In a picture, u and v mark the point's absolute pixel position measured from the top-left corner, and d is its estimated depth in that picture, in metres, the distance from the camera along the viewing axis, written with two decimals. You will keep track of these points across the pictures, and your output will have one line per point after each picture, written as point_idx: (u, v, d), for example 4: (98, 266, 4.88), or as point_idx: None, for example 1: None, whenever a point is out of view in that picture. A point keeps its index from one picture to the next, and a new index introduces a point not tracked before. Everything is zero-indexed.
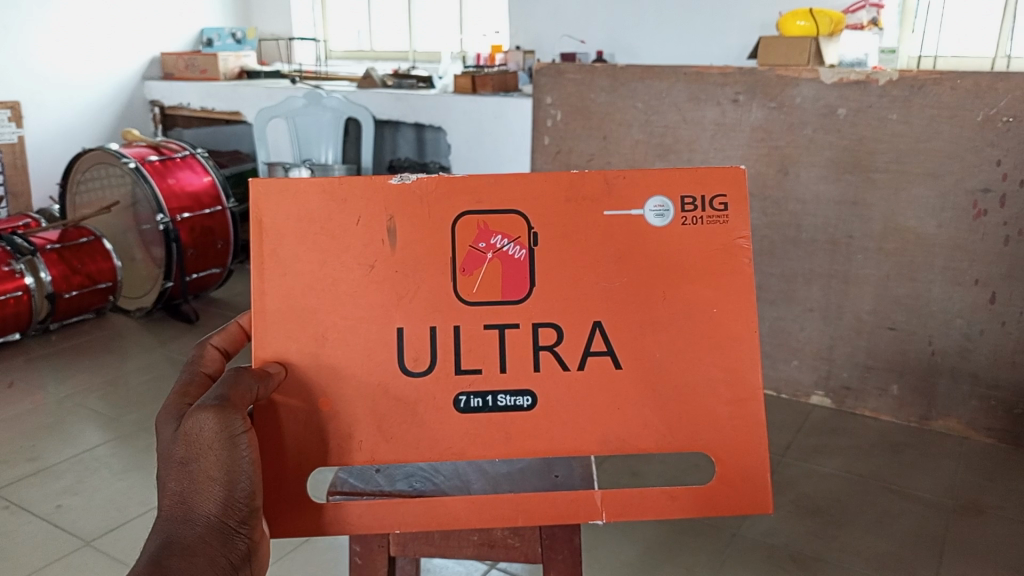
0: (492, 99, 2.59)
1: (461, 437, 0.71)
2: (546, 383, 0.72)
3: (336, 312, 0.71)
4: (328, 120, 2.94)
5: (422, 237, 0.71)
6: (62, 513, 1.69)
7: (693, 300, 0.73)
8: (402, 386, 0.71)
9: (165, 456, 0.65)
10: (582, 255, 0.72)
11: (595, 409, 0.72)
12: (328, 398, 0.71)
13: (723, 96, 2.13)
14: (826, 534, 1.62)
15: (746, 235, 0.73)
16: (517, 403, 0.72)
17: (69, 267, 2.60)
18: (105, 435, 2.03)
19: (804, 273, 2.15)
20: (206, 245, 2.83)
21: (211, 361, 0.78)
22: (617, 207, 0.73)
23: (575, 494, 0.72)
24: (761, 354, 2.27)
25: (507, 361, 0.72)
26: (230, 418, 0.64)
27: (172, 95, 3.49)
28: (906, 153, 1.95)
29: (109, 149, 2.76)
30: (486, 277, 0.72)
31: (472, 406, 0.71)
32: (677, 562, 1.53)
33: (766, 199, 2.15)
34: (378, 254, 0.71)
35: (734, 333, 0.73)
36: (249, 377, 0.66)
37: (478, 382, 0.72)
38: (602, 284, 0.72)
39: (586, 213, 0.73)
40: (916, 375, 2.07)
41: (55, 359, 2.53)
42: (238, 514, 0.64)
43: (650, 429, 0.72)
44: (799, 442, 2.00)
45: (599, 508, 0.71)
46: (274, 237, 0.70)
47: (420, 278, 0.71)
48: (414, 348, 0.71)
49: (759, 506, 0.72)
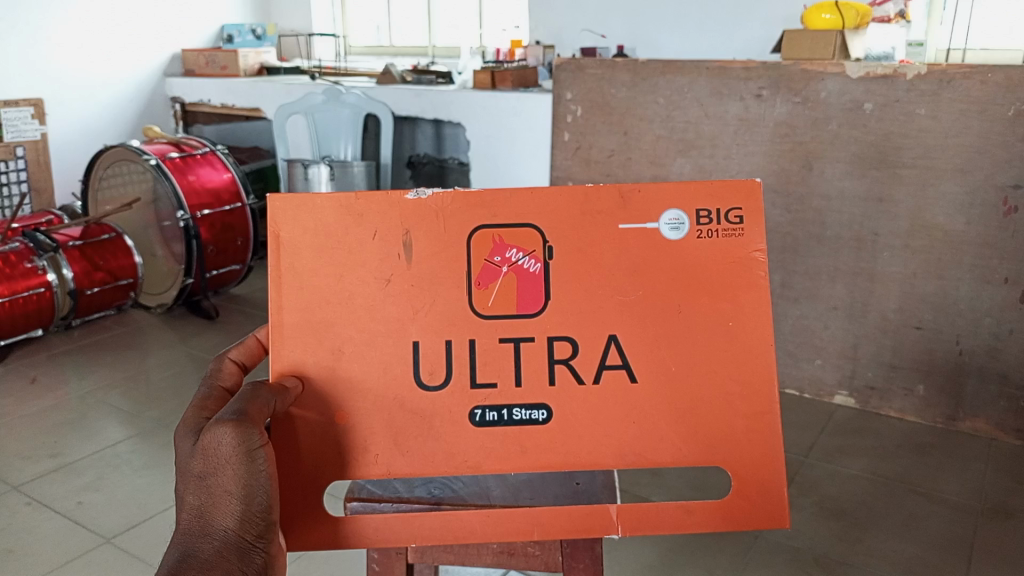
0: (511, 95, 2.57)
1: (477, 451, 0.70)
2: (561, 397, 0.71)
3: (351, 326, 0.70)
4: (347, 116, 2.95)
5: (437, 251, 0.70)
6: (83, 509, 1.70)
7: (708, 313, 0.72)
8: (418, 399, 0.70)
9: (182, 471, 0.64)
10: (597, 267, 0.71)
11: (610, 423, 0.71)
12: (344, 412, 0.70)
13: (746, 91, 2.09)
14: (851, 537, 1.60)
15: (762, 248, 0.72)
16: (532, 417, 0.71)
17: (91, 263, 2.61)
18: (126, 431, 2.04)
19: (829, 270, 2.11)
20: (226, 241, 2.84)
21: (229, 374, 0.77)
22: (632, 220, 0.72)
23: (592, 509, 0.70)
24: (784, 352, 2.24)
25: (523, 374, 0.71)
26: (248, 431, 0.63)
27: (193, 92, 3.50)
28: (933, 149, 1.91)
29: (130, 146, 2.77)
30: (501, 291, 0.71)
31: (487, 420, 0.70)
32: (697, 565, 1.51)
33: (790, 195, 2.11)
34: (394, 268, 0.70)
35: (751, 346, 0.72)
36: (266, 392, 0.66)
37: (494, 396, 0.71)
38: (617, 297, 0.71)
39: (601, 226, 0.72)
40: (943, 375, 2.03)
41: (78, 355, 2.54)
42: (255, 529, 0.63)
43: (667, 444, 0.71)
44: (823, 442, 1.97)
45: (615, 522, 0.70)
46: (291, 253, 0.70)
47: (433, 291, 0.70)
48: (429, 362, 0.70)
49: (779, 522, 0.70)
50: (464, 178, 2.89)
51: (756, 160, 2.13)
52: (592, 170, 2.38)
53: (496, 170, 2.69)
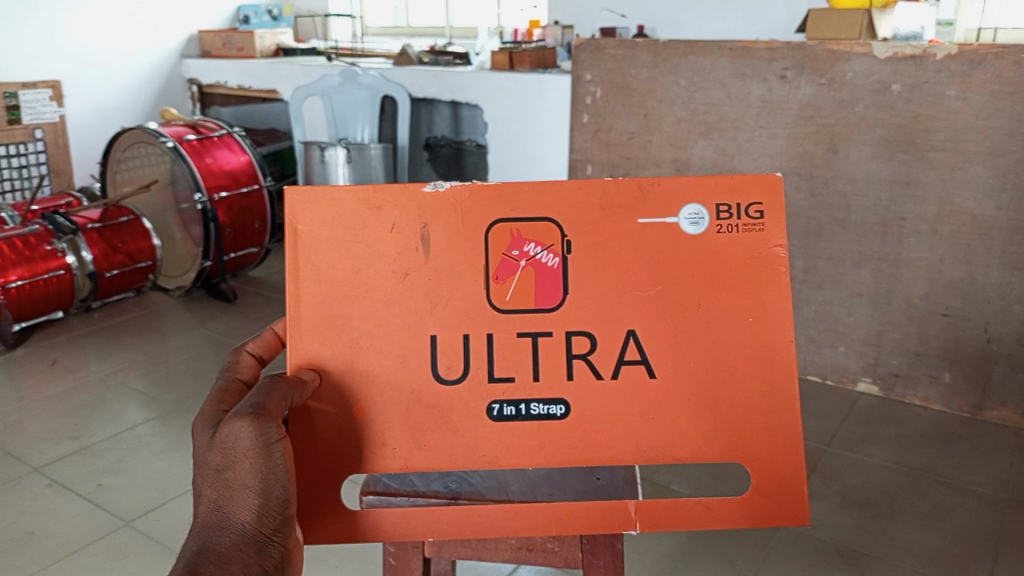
0: (530, 76, 2.53)
1: (495, 445, 0.69)
2: (580, 392, 0.69)
3: (367, 319, 0.68)
4: (364, 98, 2.92)
5: (455, 245, 0.69)
6: (103, 492, 1.71)
7: (728, 309, 0.70)
8: (435, 393, 0.69)
9: (200, 464, 0.63)
10: (616, 261, 0.69)
11: (629, 418, 0.69)
12: (362, 406, 0.68)
13: (770, 72, 2.05)
14: (874, 527, 1.57)
15: (782, 244, 0.70)
16: (551, 412, 0.69)
17: (110, 246, 2.62)
18: (146, 413, 2.05)
19: (853, 256, 2.07)
20: (244, 224, 2.83)
21: (246, 367, 0.75)
22: (652, 214, 0.70)
23: (610, 504, 0.69)
24: (806, 338, 2.20)
25: (541, 369, 0.69)
26: (266, 424, 0.62)
27: (210, 73, 3.49)
28: (963, 132, 1.86)
29: (147, 128, 2.76)
30: (519, 285, 0.69)
31: (505, 414, 0.69)
32: (717, 555, 1.49)
33: (814, 178, 2.07)
34: (411, 261, 0.68)
35: (773, 343, 0.69)
36: (284, 385, 0.64)
37: (512, 390, 0.69)
38: (635, 292, 0.69)
39: (620, 220, 0.70)
40: (969, 363, 1.99)
41: (98, 337, 2.56)
42: (272, 522, 0.62)
43: (687, 440, 0.69)
44: (845, 431, 1.95)
45: (633, 518, 0.68)
46: (310, 246, 0.68)
47: (448, 284, 0.69)
48: (447, 356, 0.69)
49: (799, 518, 0.69)
50: (482, 161, 2.91)
51: (779, 143, 2.09)
52: (611, 153, 2.34)
53: (514, 153, 2.65)
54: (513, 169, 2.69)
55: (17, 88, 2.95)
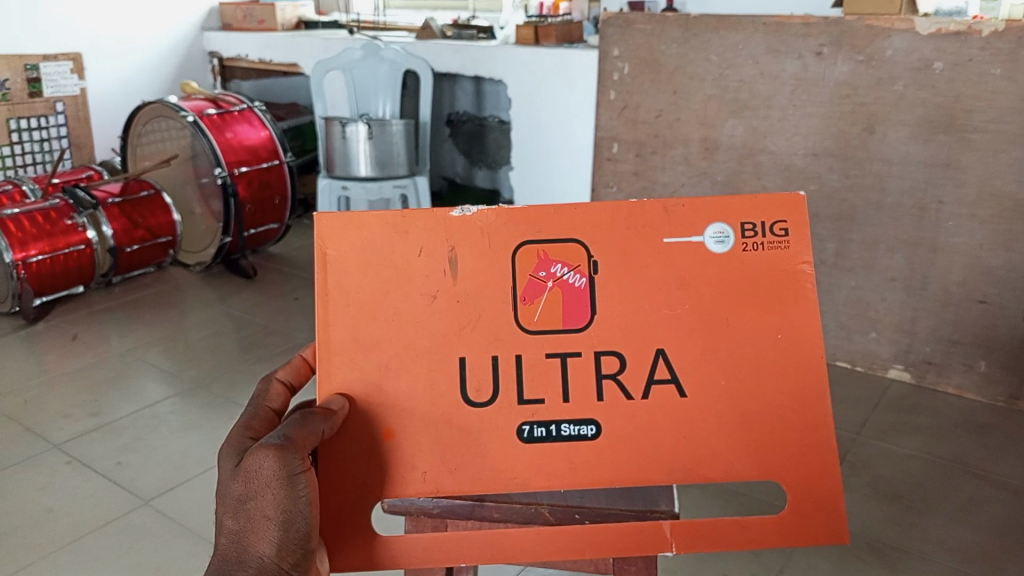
0: (555, 52, 2.46)
1: (527, 468, 0.66)
2: (610, 412, 0.67)
3: (396, 342, 0.66)
4: (386, 72, 2.87)
5: (485, 268, 0.67)
6: (122, 471, 1.70)
7: (755, 327, 0.68)
8: (464, 416, 0.66)
9: (224, 493, 0.63)
10: (641, 281, 0.68)
11: (659, 437, 0.66)
12: (390, 429, 0.66)
13: (806, 48, 1.98)
14: (905, 521, 1.53)
15: (808, 261, 0.68)
16: (581, 433, 0.66)
17: (130, 221, 2.61)
18: (166, 390, 2.04)
19: (887, 240, 2.01)
20: (264, 200, 2.81)
21: (276, 396, 0.74)
22: (676, 235, 0.68)
23: (643, 524, 0.66)
24: (836, 324, 2.15)
25: (571, 390, 0.67)
26: (289, 456, 0.61)
27: (231, 46, 3.45)
28: (1008, 113, 1.79)
29: (167, 102, 2.74)
30: (547, 306, 0.67)
31: (536, 436, 0.66)
32: (743, 546, 1.46)
33: (849, 160, 2.00)
34: (440, 284, 0.67)
35: (803, 359, 0.67)
36: (317, 419, 0.62)
37: (542, 411, 0.66)
38: (663, 311, 0.68)
39: (645, 241, 0.68)
40: (1006, 352, 1.93)
41: (119, 312, 2.55)
42: (292, 556, 0.61)
43: (722, 458, 0.66)
44: (875, 420, 1.90)
45: (669, 540, 0.66)
46: (338, 271, 0.66)
47: (474, 300, 0.67)
48: (476, 378, 0.66)
49: (837, 535, 0.66)
50: (503, 137, 2.88)
51: (813, 123, 2.03)
52: (639, 131, 2.29)
53: (536, 130, 2.60)
54: (535, 147, 2.63)
55: (38, 60, 2.93)
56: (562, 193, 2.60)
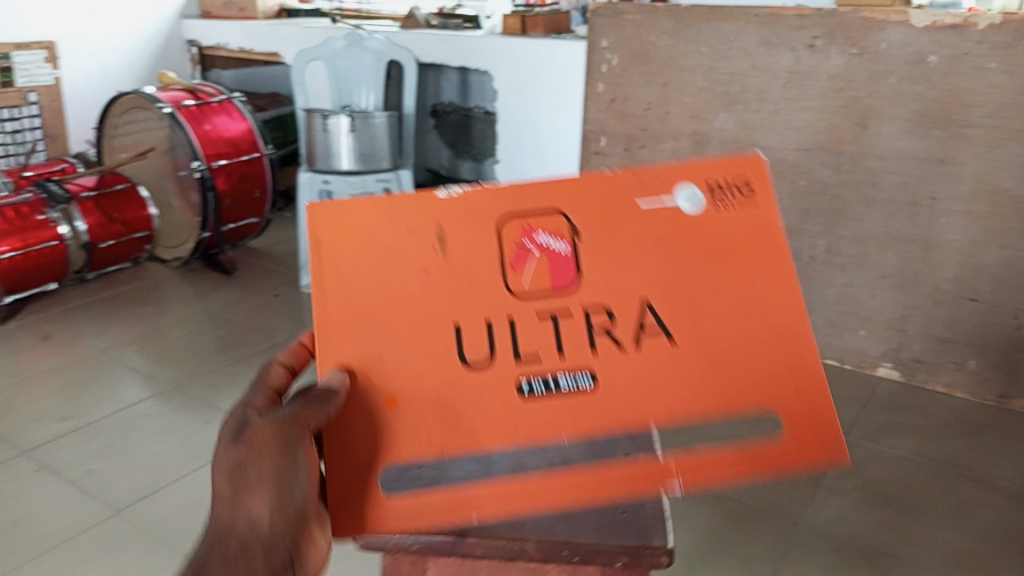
0: (543, 42, 2.39)
1: (530, 427, 0.62)
2: (607, 368, 0.64)
3: (390, 311, 0.63)
4: (370, 63, 2.78)
5: (474, 239, 0.64)
6: (93, 478, 1.64)
7: (735, 278, 0.66)
8: (460, 384, 0.62)
9: (217, 455, 0.60)
10: (623, 244, 0.66)
11: (657, 389, 0.64)
12: (391, 397, 0.62)
13: (799, 41, 1.93)
14: (897, 526, 1.50)
15: (776, 215, 0.68)
16: (579, 388, 0.63)
17: (105, 215, 2.54)
18: (141, 392, 1.98)
19: (879, 236, 1.97)
20: (244, 193, 2.74)
21: (277, 378, 0.67)
22: (649, 199, 0.67)
23: (652, 469, 0.62)
24: (827, 321, 2.11)
25: (565, 347, 0.64)
26: (290, 429, 0.59)
27: (210, 35, 3.37)
28: (1004, 108, 1.75)
29: (143, 92, 2.66)
30: (536, 271, 0.64)
31: (537, 395, 0.63)
32: (734, 554, 1.42)
33: (841, 154, 1.96)
34: (431, 258, 0.64)
35: (784, 304, 0.66)
36: (319, 400, 0.59)
37: (540, 370, 0.63)
38: (647, 269, 0.66)
39: (622, 207, 0.67)
40: (998, 350, 1.90)
41: (93, 309, 2.48)
42: (286, 525, 0.59)
43: (720, 401, 0.63)
44: (866, 420, 1.86)
45: (675, 479, 0.62)
46: (331, 254, 0.63)
47: (460, 265, 0.64)
48: (472, 341, 0.63)
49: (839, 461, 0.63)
50: (490, 129, 2.70)
51: (806, 117, 1.98)
52: (628, 124, 2.25)
53: (521, 121, 2.56)
54: (524, 136, 2.57)
55: (10, 48, 2.84)
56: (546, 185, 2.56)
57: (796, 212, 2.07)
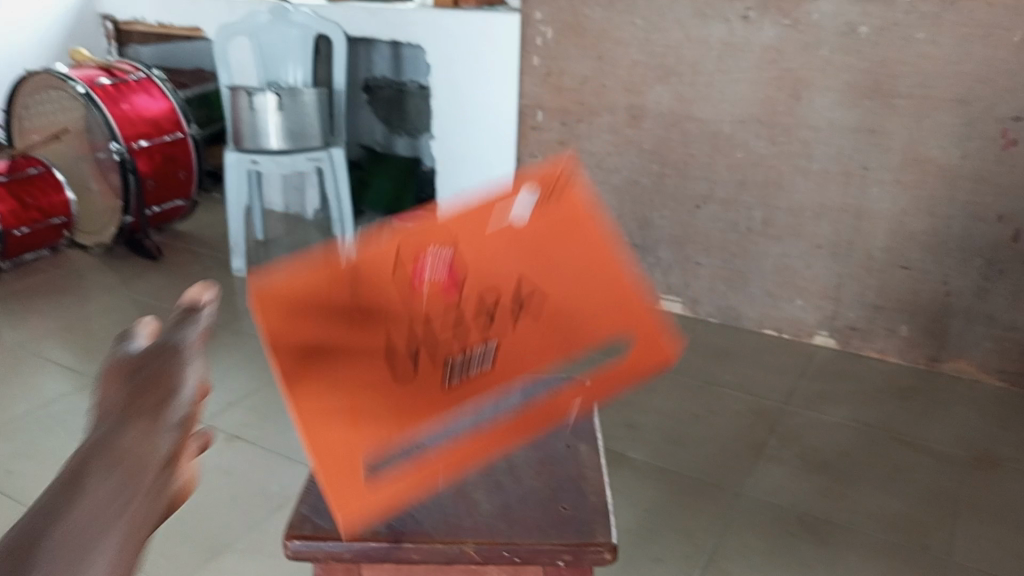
0: (475, 15, 2.32)
1: (455, 411, 0.61)
2: (505, 350, 0.63)
3: (331, 372, 0.56)
4: (295, 38, 2.68)
5: (369, 281, 0.57)
6: (12, 480, 1.56)
7: (577, 248, 0.64)
8: (391, 401, 0.59)
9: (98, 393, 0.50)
10: (490, 257, 0.61)
11: (551, 355, 0.64)
12: (349, 424, 0.57)
13: (732, 12, 1.93)
14: (834, 492, 1.52)
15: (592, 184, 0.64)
16: (486, 368, 0.62)
17: (18, 201, 2.41)
18: (64, 386, 1.89)
19: (814, 207, 1.99)
20: (168, 175, 2.62)
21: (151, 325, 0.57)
22: (495, 206, 0.61)
23: (557, 403, 0.67)
24: (764, 292, 2.13)
25: (466, 344, 0.61)
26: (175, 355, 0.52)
27: (124, 9, 3.14)
28: (932, 78, 1.78)
29: (54, 71, 2.52)
30: (428, 296, 0.59)
31: (457, 385, 0.61)
32: (678, 527, 1.43)
33: (776, 126, 1.97)
34: (335, 311, 0.56)
35: (611, 254, 0.66)
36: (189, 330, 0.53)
37: (451, 371, 0.61)
38: (512, 266, 0.62)
39: (483, 227, 0.60)
40: (927, 315, 1.95)
41: (8, 300, 2.35)
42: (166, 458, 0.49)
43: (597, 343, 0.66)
44: (803, 387, 1.89)
45: (576, 400, 0.66)
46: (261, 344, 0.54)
47: (368, 311, 0.57)
48: (394, 364, 0.59)
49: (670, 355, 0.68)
50: (424, 103, 2.91)
51: (741, 89, 1.98)
52: (563, 98, 2.23)
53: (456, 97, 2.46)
54: (460, 112, 2.48)
55: None
56: (484, 162, 2.48)
57: (732, 184, 2.07)
